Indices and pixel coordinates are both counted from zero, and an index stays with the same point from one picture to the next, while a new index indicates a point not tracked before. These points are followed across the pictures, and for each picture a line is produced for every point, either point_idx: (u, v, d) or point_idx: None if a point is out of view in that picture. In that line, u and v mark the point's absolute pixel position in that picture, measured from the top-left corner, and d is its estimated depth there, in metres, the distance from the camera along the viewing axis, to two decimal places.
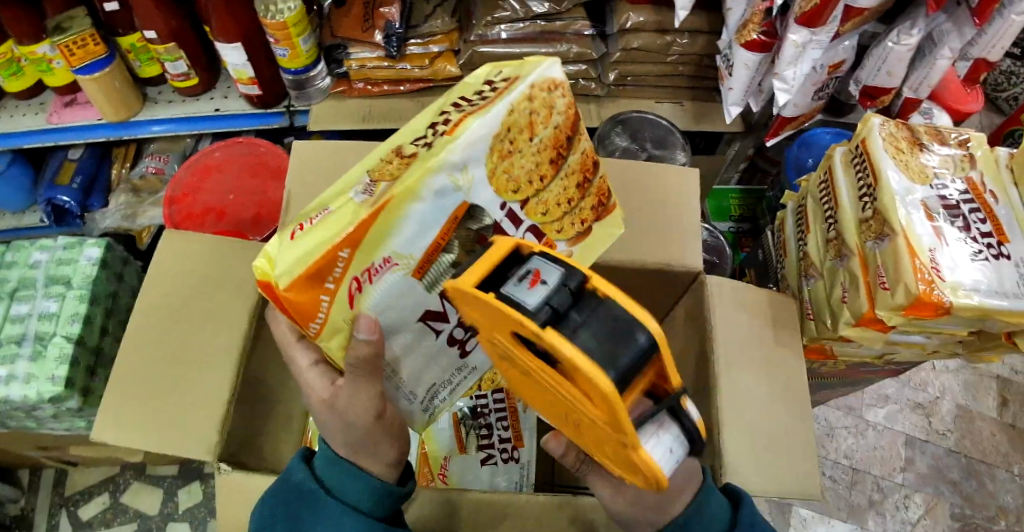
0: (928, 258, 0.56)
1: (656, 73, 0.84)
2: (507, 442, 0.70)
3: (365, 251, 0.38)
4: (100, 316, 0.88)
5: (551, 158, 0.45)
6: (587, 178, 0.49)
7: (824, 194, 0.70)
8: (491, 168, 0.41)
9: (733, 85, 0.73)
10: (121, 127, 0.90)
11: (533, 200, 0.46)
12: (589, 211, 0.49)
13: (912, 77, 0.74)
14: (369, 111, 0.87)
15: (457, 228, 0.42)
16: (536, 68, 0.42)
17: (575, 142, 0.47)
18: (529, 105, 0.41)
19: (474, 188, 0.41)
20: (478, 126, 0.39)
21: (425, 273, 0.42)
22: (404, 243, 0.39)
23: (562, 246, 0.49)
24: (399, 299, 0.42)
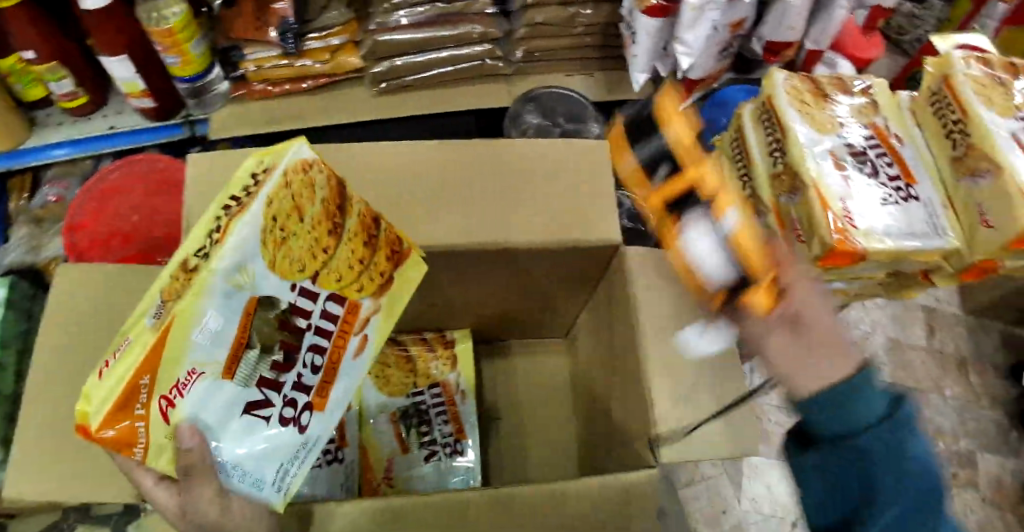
0: (841, 207, 0.57)
1: (562, 46, 0.83)
2: (450, 436, 0.70)
3: (166, 367, 0.35)
4: (13, 360, 0.82)
5: (329, 227, 0.43)
6: (372, 234, 0.46)
7: (737, 151, 0.70)
8: (270, 259, 0.38)
9: (637, 52, 0.72)
10: (10, 157, 0.84)
11: (324, 271, 0.43)
12: (385, 262, 0.47)
13: (813, 31, 0.75)
14: (275, 114, 0.82)
15: (255, 321, 0.39)
16: (287, 150, 0.40)
17: (348, 206, 0.45)
18: (289, 189, 0.39)
19: (258, 279, 0.38)
20: (243, 228, 0.36)
21: (236, 371, 0.38)
22: (206, 350, 0.36)
23: (366, 303, 0.47)
24: (214, 404, 0.37)
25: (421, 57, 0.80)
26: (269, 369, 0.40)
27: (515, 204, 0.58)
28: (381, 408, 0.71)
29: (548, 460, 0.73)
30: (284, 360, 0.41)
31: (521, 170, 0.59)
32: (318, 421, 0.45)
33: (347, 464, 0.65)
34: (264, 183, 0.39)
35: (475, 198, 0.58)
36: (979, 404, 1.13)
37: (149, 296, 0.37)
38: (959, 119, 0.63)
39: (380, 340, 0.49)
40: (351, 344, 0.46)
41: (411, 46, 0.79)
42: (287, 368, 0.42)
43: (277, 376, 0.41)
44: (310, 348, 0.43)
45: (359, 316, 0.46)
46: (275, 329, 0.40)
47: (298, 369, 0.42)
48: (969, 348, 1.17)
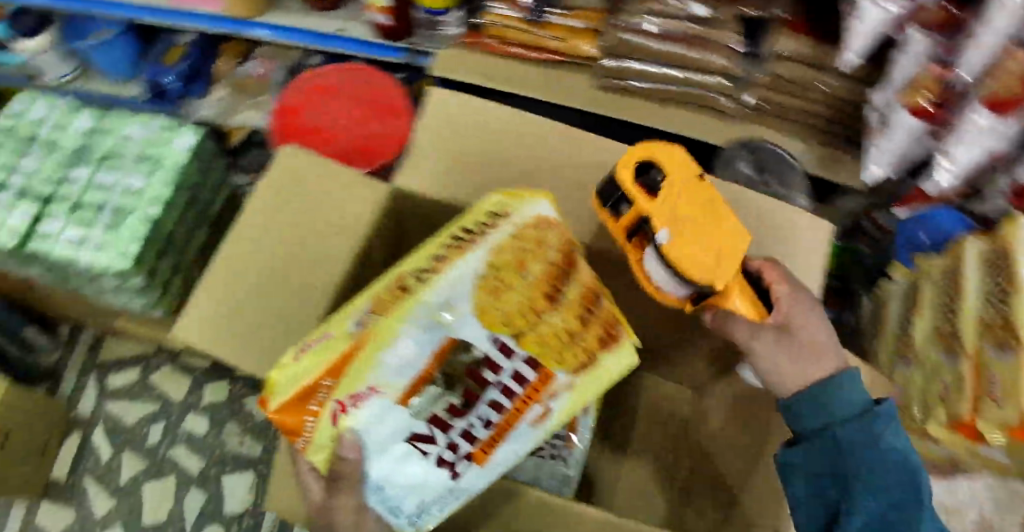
0: None
1: (794, 106, 0.80)
2: (558, 440, 0.68)
3: (349, 377, 0.41)
4: (180, 204, 0.87)
5: (545, 293, 0.45)
6: (593, 310, 0.46)
7: (946, 283, 0.68)
8: (477, 303, 0.43)
9: (886, 149, 0.71)
10: (240, 25, 0.88)
11: (528, 333, 0.44)
12: (593, 341, 0.45)
13: None
14: (493, 72, 0.80)
15: (447, 361, 0.43)
16: (523, 206, 0.46)
17: (570, 277, 0.47)
18: (516, 242, 0.45)
19: (460, 322, 0.43)
20: (459, 266, 0.44)
21: (411, 399, 0.42)
22: (389, 372, 0.41)
23: (563, 376, 0.44)
24: (383, 425, 0.41)
25: (654, 69, 0.79)
26: (444, 408, 0.43)
27: None
28: None
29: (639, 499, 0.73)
30: (459, 405, 0.43)
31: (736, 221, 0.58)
32: (476, 475, 0.44)
33: None
34: (493, 231, 0.45)
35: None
36: None
37: (363, 300, 0.45)
38: None
39: (565, 416, 0.45)
40: (531, 411, 0.44)
41: (648, 54, 0.78)
42: (463, 414, 0.43)
43: (451, 418, 0.43)
44: (490, 400, 0.43)
45: (550, 386, 0.44)
46: (461, 373, 0.43)
47: (470, 419, 0.43)
48: None
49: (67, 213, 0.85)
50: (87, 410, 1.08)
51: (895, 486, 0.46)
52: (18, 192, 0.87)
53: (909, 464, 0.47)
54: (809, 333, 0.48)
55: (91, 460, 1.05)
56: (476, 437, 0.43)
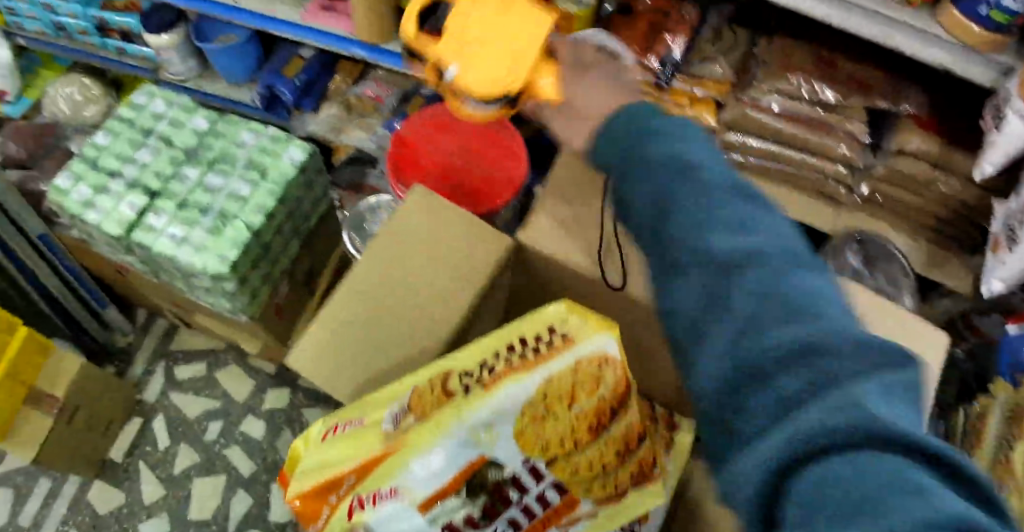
0: None
1: (911, 202, 0.78)
2: None
3: (374, 478, 0.42)
4: (281, 216, 0.88)
5: (589, 425, 0.46)
6: (630, 447, 0.49)
7: None
8: (520, 427, 0.44)
9: (1008, 263, 0.69)
10: (367, 49, 0.90)
11: (561, 460, 0.46)
12: (622, 478, 0.49)
13: None
14: None
15: (475, 475, 0.45)
16: (592, 343, 0.45)
17: (618, 413, 0.47)
18: (574, 374, 0.45)
19: (497, 441, 0.44)
20: (511, 390, 0.43)
21: (431, 507, 0.44)
22: (415, 481, 0.43)
23: (585, 503, 0.49)
24: (398, 526, 0.43)
25: (774, 147, 0.79)
26: (461, 517, 0.46)
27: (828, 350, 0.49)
28: None
29: None
30: (479, 514, 0.46)
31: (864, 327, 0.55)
32: None
33: None
34: (555, 357, 0.45)
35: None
36: None
37: (406, 390, 0.45)
38: None
39: None
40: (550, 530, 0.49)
41: (770, 133, 0.78)
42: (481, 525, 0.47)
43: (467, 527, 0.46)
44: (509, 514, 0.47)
45: (571, 510, 0.49)
46: (488, 487, 0.46)
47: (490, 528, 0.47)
48: None
49: (173, 209, 0.87)
50: (150, 397, 1.12)
51: (776, 282, 0.31)
52: (130, 183, 0.89)
53: (842, 314, 0.30)
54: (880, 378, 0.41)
55: (148, 446, 1.08)
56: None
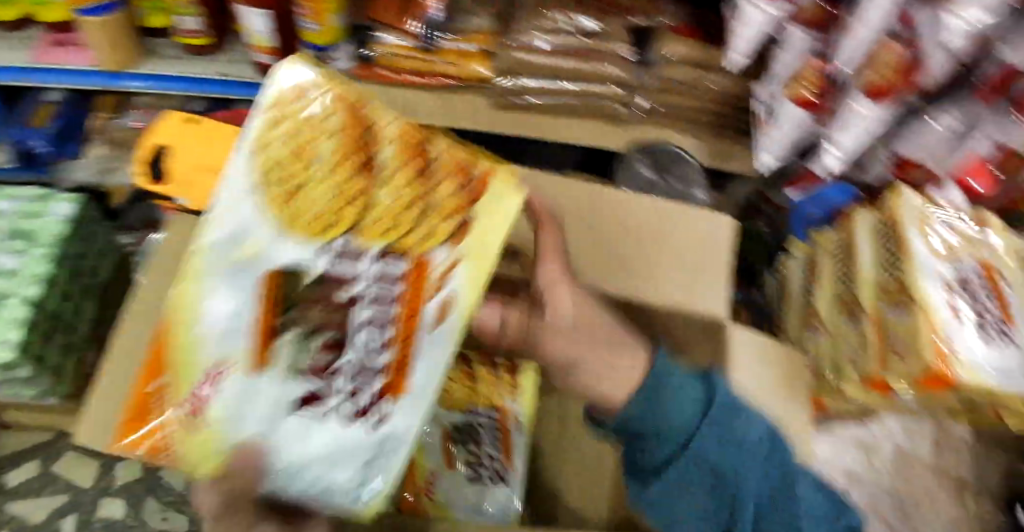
0: (947, 332, 0.63)
1: (688, 105, 0.82)
2: (495, 461, 0.72)
3: (174, 374, 0.37)
4: (65, 278, 0.80)
5: (355, 164, 0.41)
6: (466, 179, 0.43)
7: (842, 258, 0.76)
8: (280, 215, 0.39)
9: (777, 136, 0.73)
10: (112, 77, 0.82)
11: (359, 226, 0.40)
12: (449, 210, 0.41)
13: (944, 154, 0.74)
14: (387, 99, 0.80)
15: (269, 302, 0.38)
16: (282, 78, 0.43)
17: (378, 133, 0.43)
18: (295, 131, 0.41)
19: (258, 242, 0.39)
20: (229, 179, 0.40)
21: (269, 358, 0.37)
22: (214, 343, 0.37)
23: (440, 256, 0.40)
24: (253, 402, 0.36)
25: (548, 83, 0.80)
26: (319, 351, 0.37)
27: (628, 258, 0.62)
28: (434, 420, 0.72)
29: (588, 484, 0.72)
30: (335, 341, 0.38)
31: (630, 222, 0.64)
32: (405, 411, 0.38)
33: None
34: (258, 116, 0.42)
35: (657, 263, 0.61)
36: None
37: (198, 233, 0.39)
38: None
39: (468, 307, 0.39)
40: (431, 303, 0.39)
41: (543, 71, 0.79)
42: (338, 351, 0.37)
43: (321, 389, 0.37)
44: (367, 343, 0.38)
45: (429, 277, 0.39)
46: (314, 325, 0.37)
47: (345, 369, 0.37)
48: None
49: None
50: None
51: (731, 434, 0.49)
52: None
53: (712, 451, 0.48)
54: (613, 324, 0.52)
55: None
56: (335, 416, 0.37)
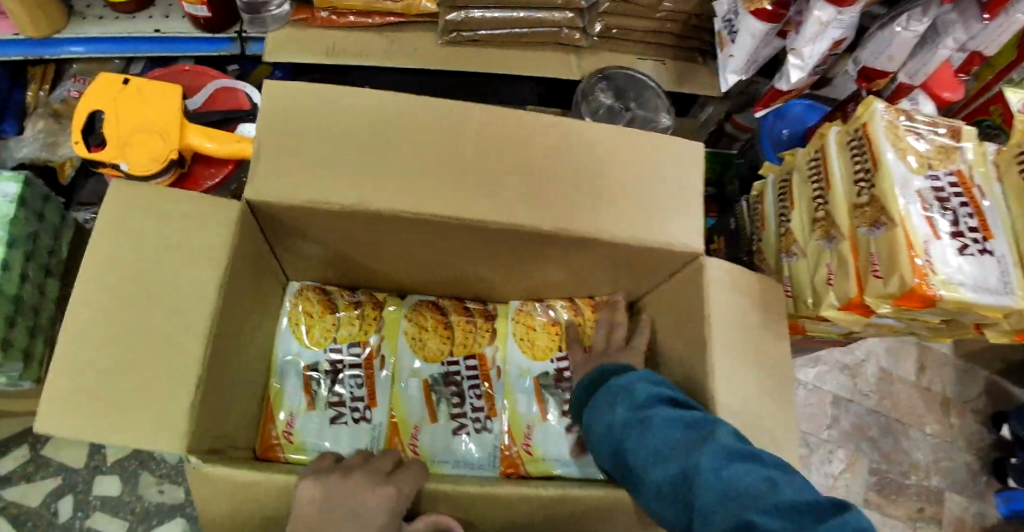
0: (921, 246, 0.59)
1: (644, 28, 0.81)
2: (479, 412, 0.71)
3: (516, 431, 0.70)
4: (19, 261, 0.77)
5: (570, 313, 0.73)
6: (579, 308, 0.73)
7: (815, 171, 0.71)
8: (522, 344, 0.73)
9: (735, 54, 0.70)
10: (40, 45, 0.76)
11: (563, 344, 0.73)
12: (590, 313, 0.73)
13: (911, 64, 0.72)
14: (334, 45, 0.78)
15: (545, 396, 0.71)
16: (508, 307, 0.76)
17: (554, 304, 0.74)
18: (520, 320, 0.74)
19: (525, 366, 0.72)
20: (510, 343, 0.73)
21: (548, 412, 0.71)
22: (524, 409, 0.71)
23: (598, 343, 0.72)
24: (545, 429, 0.70)
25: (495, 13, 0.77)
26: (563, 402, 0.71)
27: (585, 187, 0.57)
28: (413, 372, 0.71)
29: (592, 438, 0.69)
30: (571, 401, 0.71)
31: (591, 150, 0.58)
32: None
33: (375, 425, 0.68)
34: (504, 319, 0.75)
35: (643, 199, 0.58)
36: (953, 445, 1.24)
37: (497, 340, 0.73)
38: None
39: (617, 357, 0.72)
40: None
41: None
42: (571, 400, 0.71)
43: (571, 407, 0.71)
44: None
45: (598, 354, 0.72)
46: (558, 388, 0.72)
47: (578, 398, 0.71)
48: (955, 390, 1.27)
49: None
50: None
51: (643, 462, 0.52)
52: None
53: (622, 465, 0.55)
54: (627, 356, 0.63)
55: None
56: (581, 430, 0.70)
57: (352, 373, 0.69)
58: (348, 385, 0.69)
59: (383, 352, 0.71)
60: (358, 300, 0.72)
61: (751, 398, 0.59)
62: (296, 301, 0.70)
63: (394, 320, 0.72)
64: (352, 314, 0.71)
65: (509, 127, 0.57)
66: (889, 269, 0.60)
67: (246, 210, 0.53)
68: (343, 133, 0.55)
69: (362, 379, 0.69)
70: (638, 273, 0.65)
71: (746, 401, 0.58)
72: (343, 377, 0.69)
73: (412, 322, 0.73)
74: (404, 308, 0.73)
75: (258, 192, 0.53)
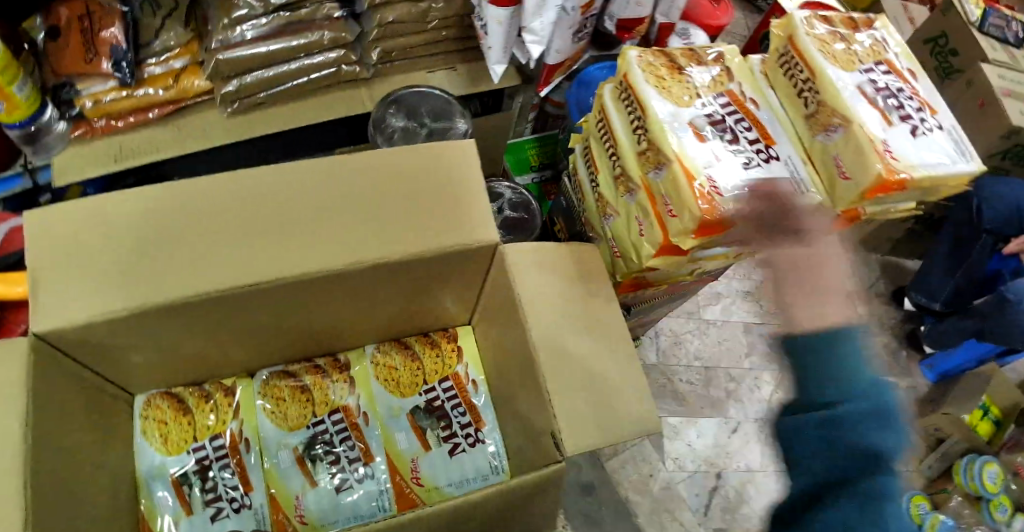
0: (700, 170, 0.64)
1: (420, 42, 0.82)
2: (358, 461, 0.70)
3: (402, 467, 0.71)
4: None
5: (427, 343, 0.77)
6: (436, 341, 0.77)
7: (603, 132, 0.75)
8: (388, 384, 0.74)
9: (492, 43, 0.73)
10: None
11: (426, 375, 0.75)
12: (447, 344, 0.77)
13: (662, 4, 0.78)
14: (121, 148, 0.76)
15: (423, 426, 0.73)
16: (365, 351, 0.76)
17: (409, 340, 0.77)
18: (379, 365, 0.75)
19: (396, 403, 0.74)
20: (376, 386, 0.74)
21: (428, 441, 0.72)
22: (406, 445, 0.72)
23: (460, 367, 0.76)
24: (428, 457, 0.71)
25: (273, 71, 0.77)
26: (441, 427, 0.73)
27: (364, 218, 0.59)
28: (281, 445, 0.70)
29: (468, 460, 0.71)
30: (446, 426, 0.73)
31: (362, 187, 0.60)
32: (487, 429, 0.73)
33: (256, 509, 0.67)
34: (362, 364, 0.75)
35: (426, 216, 0.61)
36: None
37: (364, 388, 0.74)
38: (807, 77, 0.69)
39: (482, 375, 0.76)
40: (469, 387, 0.75)
41: (261, 60, 0.76)
42: (448, 424, 0.73)
43: (449, 429, 0.73)
44: (453, 412, 0.74)
45: (463, 380, 0.76)
46: (433, 415, 0.73)
47: (454, 419, 0.73)
48: (853, 282, 1.33)
49: None
50: None
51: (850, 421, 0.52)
52: None
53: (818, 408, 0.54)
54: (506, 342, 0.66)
55: None
56: (464, 450, 0.72)
57: (220, 465, 0.68)
58: (221, 474, 0.68)
59: (246, 434, 0.70)
60: (208, 391, 0.72)
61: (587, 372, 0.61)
62: (145, 413, 0.69)
63: (248, 399, 0.72)
64: (205, 407, 0.71)
65: (275, 195, 0.58)
66: (680, 205, 0.64)
67: (42, 343, 0.53)
68: (108, 244, 0.54)
69: (233, 466, 0.68)
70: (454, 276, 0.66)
71: (581, 371, 0.61)
72: (213, 472, 0.68)
73: (269, 398, 0.72)
74: (256, 386, 0.73)
75: (42, 323, 0.52)
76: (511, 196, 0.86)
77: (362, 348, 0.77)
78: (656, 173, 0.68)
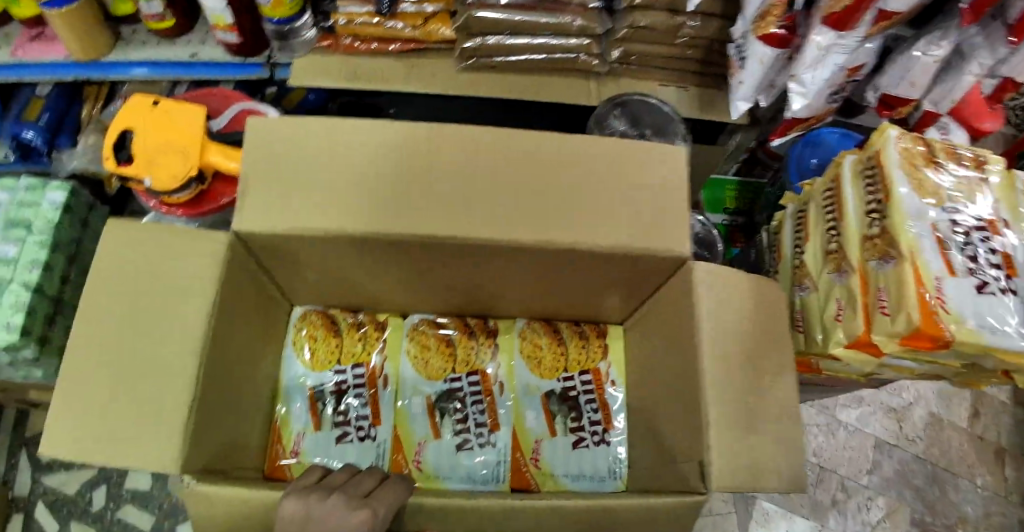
0: (936, 280, 0.57)
1: (664, 54, 0.80)
2: (483, 427, 0.71)
3: (525, 446, 0.70)
4: (61, 264, 0.85)
5: (575, 332, 0.75)
6: (585, 333, 0.75)
7: (829, 202, 0.70)
8: (528, 362, 0.73)
9: (744, 80, 0.70)
10: (92, 67, 0.83)
11: (567, 361, 0.74)
12: (595, 339, 0.74)
13: (935, 90, 0.72)
14: (355, 70, 0.80)
15: (553, 413, 0.72)
16: (514, 324, 0.75)
17: (558, 324, 0.76)
18: (525, 340, 0.74)
19: (532, 384, 0.73)
20: (517, 361, 0.74)
21: (555, 428, 0.71)
22: (533, 426, 0.71)
23: (602, 364, 0.73)
24: (551, 444, 0.70)
25: (513, 40, 0.78)
26: (570, 422, 0.71)
27: (569, 208, 0.59)
28: (416, 390, 0.72)
29: (589, 460, 0.70)
30: (575, 420, 0.71)
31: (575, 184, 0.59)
32: (615, 430, 0.71)
33: (380, 444, 0.69)
34: (509, 334, 0.75)
35: (629, 224, 0.59)
36: (1010, 499, 1.14)
37: (505, 358, 0.74)
38: None
39: (623, 379, 0.73)
40: (607, 386, 0.72)
41: (507, 27, 0.76)
42: (578, 419, 0.71)
43: (577, 423, 0.71)
44: (585, 407, 0.72)
45: (602, 375, 0.73)
46: (566, 405, 0.72)
47: (585, 414, 0.72)
48: (1012, 440, 1.17)
49: None
50: (23, 490, 1.04)
51: None
52: None
53: None
54: (665, 373, 0.63)
55: None
56: (588, 447, 0.70)
57: (356, 393, 0.71)
58: (352, 402, 0.70)
59: (386, 371, 0.72)
60: (360, 321, 0.74)
61: (746, 438, 0.55)
62: (299, 325, 0.72)
63: (395, 339, 0.74)
64: (353, 335, 0.73)
65: (495, 159, 0.59)
66: (900, 308, 0.57)
67: (236, 242, 0.57)
68: (338, 162, 0.58)
69: (366, 397, 0.71)
70: (622, 283, 0.65)
71: (740, 440, 0.55)
72: (348, 397, 0.71)
73: (414, 342, 0.74)
74: (405, 330, 0.74)
75: (253, 225, 0.57)
76: (699, 229, 0.84)
77: (512, 320, 0.76)
78: (882, 264, 0.61)
